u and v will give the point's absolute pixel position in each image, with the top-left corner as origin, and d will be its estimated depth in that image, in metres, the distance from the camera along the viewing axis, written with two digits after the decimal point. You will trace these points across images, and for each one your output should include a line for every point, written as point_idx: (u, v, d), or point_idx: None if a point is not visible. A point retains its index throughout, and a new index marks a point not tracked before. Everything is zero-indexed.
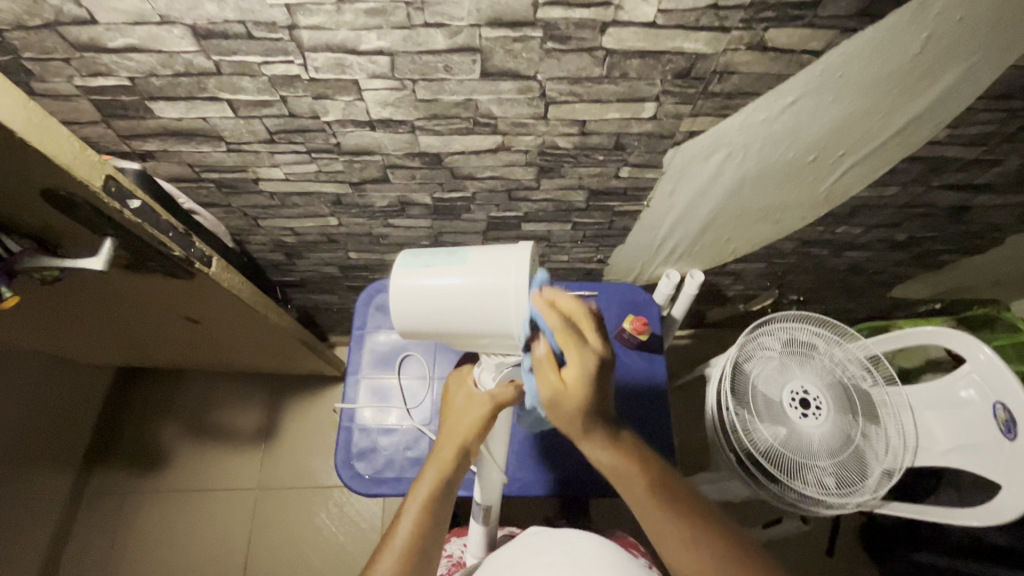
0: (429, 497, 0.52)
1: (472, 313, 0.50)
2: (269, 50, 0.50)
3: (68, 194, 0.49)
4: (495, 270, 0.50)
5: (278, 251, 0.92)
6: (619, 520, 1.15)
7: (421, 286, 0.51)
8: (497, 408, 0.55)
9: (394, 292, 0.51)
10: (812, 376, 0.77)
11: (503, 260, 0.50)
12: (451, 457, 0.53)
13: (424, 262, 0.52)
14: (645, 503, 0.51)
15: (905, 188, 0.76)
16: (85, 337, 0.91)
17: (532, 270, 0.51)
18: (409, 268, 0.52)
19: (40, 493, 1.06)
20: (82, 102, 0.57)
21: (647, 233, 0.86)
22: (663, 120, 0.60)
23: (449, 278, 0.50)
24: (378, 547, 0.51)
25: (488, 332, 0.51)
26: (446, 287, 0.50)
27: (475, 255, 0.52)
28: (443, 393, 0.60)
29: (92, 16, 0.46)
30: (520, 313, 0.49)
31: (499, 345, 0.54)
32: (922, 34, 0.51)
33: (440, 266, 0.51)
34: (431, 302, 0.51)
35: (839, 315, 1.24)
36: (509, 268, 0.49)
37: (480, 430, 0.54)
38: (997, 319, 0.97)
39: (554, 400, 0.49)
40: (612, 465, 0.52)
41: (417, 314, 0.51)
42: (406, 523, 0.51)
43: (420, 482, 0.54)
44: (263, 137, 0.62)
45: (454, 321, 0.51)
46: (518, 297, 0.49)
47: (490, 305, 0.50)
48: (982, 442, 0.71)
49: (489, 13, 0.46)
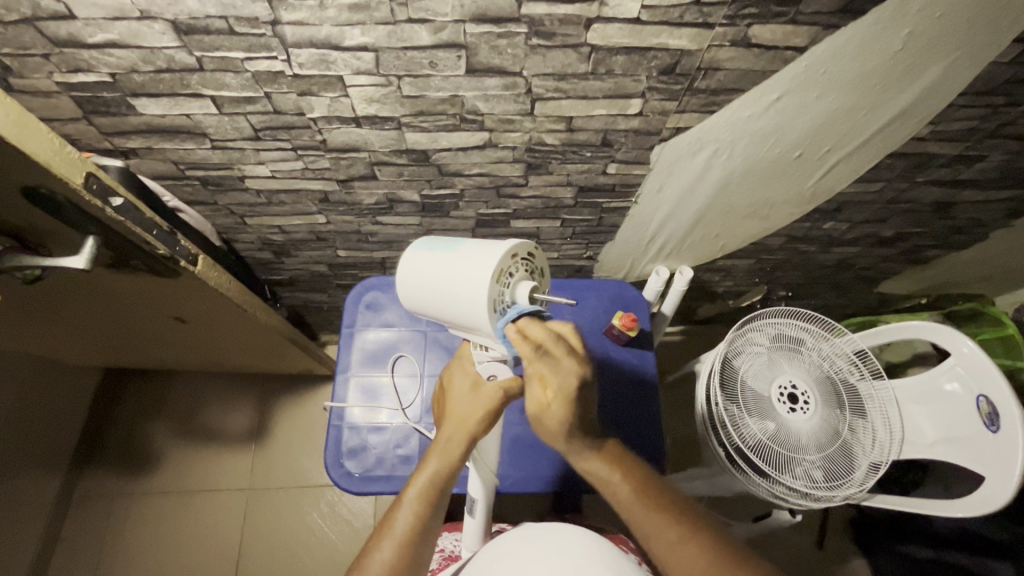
0: (429, 488, 0.53)
1: (447, 302, 0.51)
2: (253, 46, 0.49)
3: (48, 192, 0.48)
4: (472, 261, 0.49)
5: (266, 249, 0.91)
6: (611, 516, 1.16)
7: (418, 270, 0.54)
8: (504, 398, 0.55)
9: (399, 271, 0.55)
10: (800, 371, 0.78)
11: (481, 254, 0.49)
12: (454, 449, 0.54)
13: (429, 246, 0.55)
14: (630, 504, 0.52)
15: (890, 184, 0.77)
16: (71, 337, 0.90)
17: (508, 266, 0.49)
18: (419, 252, 0.55)
19: (28, 495, 1.05)
20: (63, 99, 0.56)
21: (637, 230, 0.86)
22: (649, 116, 0.60)
23: (438, 265, 0.52)
24: (376, 536, 0.51)
25: (462, 322, 0.52)
26: (431, 273, 0.52)
27: (468, 244, 0.52)
28: (446, 384, 0.60)
29: (71, 11, 0.46)
30: (481, 308, 0.48)
31: (478, 336, 0.54)
32: (903, 30, 0.52)
33: (437, 252, 0.53)
34: (419, 287, 0.54)
35: (827, 311, 1.25)
36: (479, 263, 0.48)
37: (484, 421, 0.55)
38: (981, 313, 0.98)
39: (538, 418, 0.50)
40: (598, 472, 0.54)
41: (415, 297, 0.55)
42: (407, 513, 0.52)
43: (419, 472, 0.54)
44: (248, 134, 0.62)
45: (439, 309, 0.53)
46: (480, 292, 0.48)
47: (459, 296, 0.50)
48: (966, 435, 0.72)
49: (473, 9, 0.46)
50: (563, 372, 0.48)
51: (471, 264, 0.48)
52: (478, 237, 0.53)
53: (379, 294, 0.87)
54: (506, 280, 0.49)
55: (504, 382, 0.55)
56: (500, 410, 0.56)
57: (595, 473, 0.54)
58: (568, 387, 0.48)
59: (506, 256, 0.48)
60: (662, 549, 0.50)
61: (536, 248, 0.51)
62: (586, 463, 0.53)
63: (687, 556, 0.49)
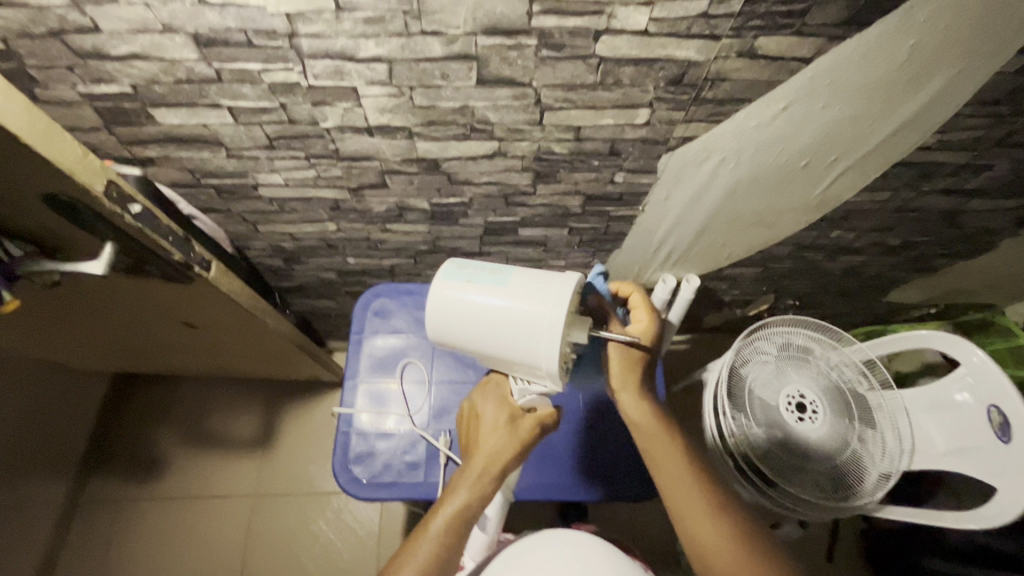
0: (454, 519, 0.53)
1: (503, 335, 0.54)
2: (270, 58, 0.51)
3: (69, 199, 0.50)
4: (533, 296, 0.53)
5: (278, 256, 0.92)
6: (616, 525, 1.16)
7: (461, 300, 0.56)
8: (539, 429, 0.60)
9: (433, 297, 0.57)
10: (808, 380, 0.78)
11: (543, 291, 0.53)
12: (486, 484, 0.56)
13: (466, 276, 0.57)
14: (694, 500, 0.56)
15: (897, 193, 0.77)
16: (84, 342, 0.92)
17: (570, 303, 0.54)
18: (452, 280, 0.57)
19: (38, 500, 1.05)
20: (85, 109, 0.58)
21: (643, 238, 0.87)
22: (657, 126, 0.61)
23: (489, 295, 0.55)
24: (396, 561, 0.52)
25: (515, 356, 0.55)
26: (480, 305, 0.55)
27: (516, 277, 0.56)
28: (478, 415, 0.63)
29: (96, 24, 0.47)
30: (551, 343, 0.52)
31: (524, 369, 0.57)
32: (908, 41, 0.52)
33: (481, 284, 0.56)
34: (462, 315, 0.56)
35: (835, 320, 1.25)
36: (547, 300, 0.53)
37: (518, 453, 0.58)
38: (991, 323, 0.97)
39: (626, 344, 0.63)
40: (649, 428, 0.61)
41: (455, 326, 0.57)
42: (430, 542, 0.52)
43: (446, 501, 0.55)
44: (263, 143, 0.63)
45: (489, 341, 0.56)
46: (551, 328, 0.52)
47: (519, 331, 0.53)
48: (977, 446, 0.71)
49: (485, 22, 0.47)
50: (647, 316, 0.65)
51: (536, 301, 0.53)
52: (520, 268, 0.57)
53: (387, 300, 0.87)
54: (569, 318, 0.54)
55: (540, 415, 0.61)
56: (532, 443, 0.60)
57: (645, 426, 0.61)
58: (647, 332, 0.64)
59: (570, 295, 0.53)
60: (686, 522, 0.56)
61: (586, 283, 0.57)
62: (635, 412, 0.62)
63: (711, 536, 0.55)
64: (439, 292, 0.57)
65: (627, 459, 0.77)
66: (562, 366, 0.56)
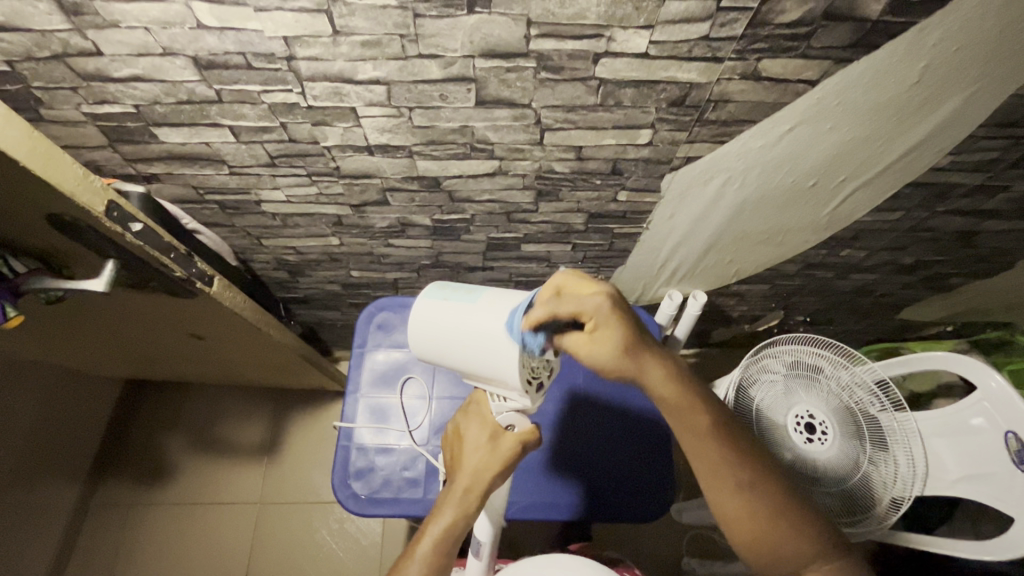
0: (442, 540, 0.53)
1: (473, 353, 0.55)
2: (269, 80, 0.51)
3: (72, 219, 0.50)
4: (502, 315, 0.53)
5: (281, 268, 0.92)
6: (618, 543, 1.14)
7: (436, 318, 0.56)
8: (523, 446, 0.59)
9: (410, 316, 0.57)
10: (818, 401, 0.75)
11: (512, 307, 0.53)
12: (473, 503, 0.55)
13: (443, 294, 0.57)
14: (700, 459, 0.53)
15: (910, 213, 0.75)
16: (93, 350, 0.93)
17: None
18: (431, 299, 0.57)
19: (47, 505, 1.07)
20: (89, 128, 0.58)
21: (648, 254, 0.85)
22: (659, 146, 0.60)
23: (461, 313, 0.54)
24: None
25: (486, 373, 0.56)
26: (454, 324, 0.55)
27: (489, 296, 0.55)
28: (462, 435, 0.62)
29: (98, 48, 0.48)
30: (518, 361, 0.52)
31: (499, 385, 0.58)
32: (919, 64, 0.51)
33: (455, 303, 0.55)
34: (440, 334, 0.56)
35: (847, 336, 1.22)
36: (514, 317, 0.53)
37: (504, 472, 0.57)
38: (1010, 343, 0.94)
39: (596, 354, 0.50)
40: (673, 399, 0.52)
41: (431, 344, 0.57)
42: (418, 564, 0.52)
43: (433, 521, 0.54)
44: (265, 161, 0.63)
45: (462, 359, 0.56)
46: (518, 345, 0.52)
47: (486, 348, 0.53)
48: (995, 473, 0.69)
49: (482, 46, 0.47)
50: (591, 300, 0.49)
51: (503, 318, 0.53)
52: (496, 288, 0.57)
53: (390, 314, 0.87)
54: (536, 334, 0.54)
55: (521, 432, 0.60)
56: (517, 460, 0.59)
57: (671, 401, 0.52)
58: (607, 316, 0.49)
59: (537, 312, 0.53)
60: (716, 490, 0.52)
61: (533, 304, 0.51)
62: (658, 383, 0.51)
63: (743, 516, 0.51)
64: (418, 311, 0.57)
65: (630, 478, 0.77)
66: (531, 383, 0.56)
